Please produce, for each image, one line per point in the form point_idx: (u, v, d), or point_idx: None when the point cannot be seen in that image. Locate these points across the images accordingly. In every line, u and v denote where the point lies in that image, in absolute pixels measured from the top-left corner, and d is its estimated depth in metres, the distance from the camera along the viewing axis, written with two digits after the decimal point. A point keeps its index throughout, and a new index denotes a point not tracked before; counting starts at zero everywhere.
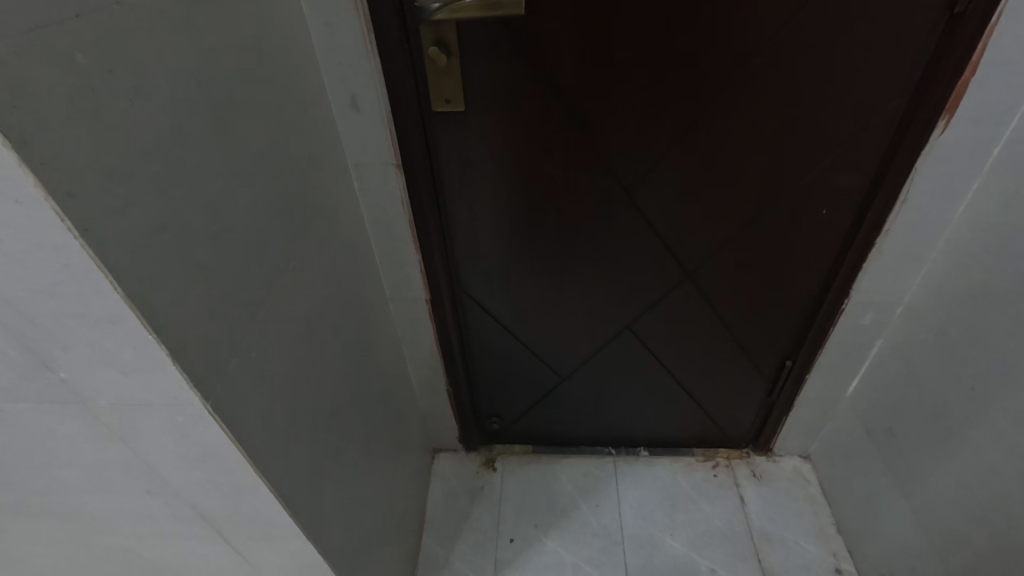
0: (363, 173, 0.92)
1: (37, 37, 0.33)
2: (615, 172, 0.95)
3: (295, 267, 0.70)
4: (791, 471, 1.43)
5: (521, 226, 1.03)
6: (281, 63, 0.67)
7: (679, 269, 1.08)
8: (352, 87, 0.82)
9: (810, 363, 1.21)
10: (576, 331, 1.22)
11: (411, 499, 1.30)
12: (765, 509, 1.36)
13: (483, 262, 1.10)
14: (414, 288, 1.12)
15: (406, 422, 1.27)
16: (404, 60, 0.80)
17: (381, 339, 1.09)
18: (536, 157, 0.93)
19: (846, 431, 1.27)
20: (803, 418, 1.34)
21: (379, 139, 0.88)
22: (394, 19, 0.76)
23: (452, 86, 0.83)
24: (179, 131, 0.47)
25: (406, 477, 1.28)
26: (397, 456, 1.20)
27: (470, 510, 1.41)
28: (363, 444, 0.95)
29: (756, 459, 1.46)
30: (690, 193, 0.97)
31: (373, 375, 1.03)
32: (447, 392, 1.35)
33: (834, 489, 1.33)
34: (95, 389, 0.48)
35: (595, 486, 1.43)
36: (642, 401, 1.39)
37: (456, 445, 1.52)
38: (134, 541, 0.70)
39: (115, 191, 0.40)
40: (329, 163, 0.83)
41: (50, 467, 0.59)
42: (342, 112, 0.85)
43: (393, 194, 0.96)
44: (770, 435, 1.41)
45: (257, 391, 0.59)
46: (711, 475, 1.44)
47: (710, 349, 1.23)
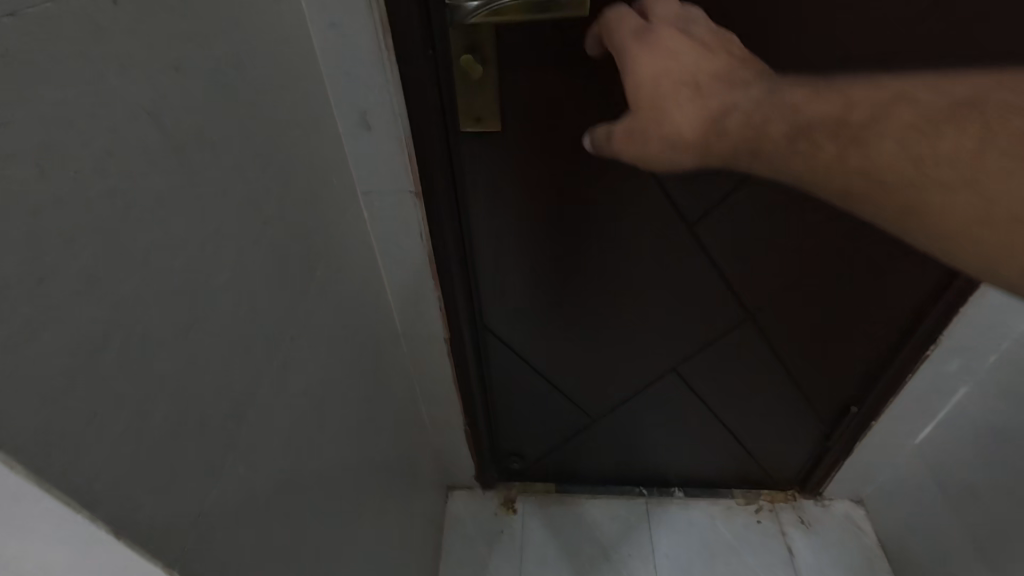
0: (375, 202, 0.78)
1: None
2: (676, 203, 0.80)
3: (297, 337, 0.55)
4: (842, 516, 1.30)
5: (559, 262, 0.89)
6: (277, 81, 0.52)
7: (740, 309, 0.94)
8: (363, 103, 0.67)
9: (878, 409, 1.08)
10: (614, 371, 1.08)
11: (424, 552, 1.17)
12: (814, 561, 1.24)
13: (513, 298, 0.96)
14: (432, 328, 0.97)
15: (419, 469, 1.13)
16: (428, 75, 0.65)
17: (394, 386, 0.95)
18: (584, 184, 0.79)
19: (914, 481, 1.15)
20: (860, 462, 1.22)
21: (395, 165, 0.73)
22: (418, 22, 0.61)
23: (485, 102, 0.69)
24: (128, 200, 0.32)
25: (419, 529, 1.14)
26: (410, 510, 1.07)
27: (490, 558, 1.28)
28: (373, 517, 0.82)
29: (803, 502, 1.33)
30: (761, 227, 0.83)
31: (385, 432, 0.89)
32: (465, 432, 1.21)
33: (893, 541, 1.21)
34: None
35: (627, 532, 1.31)
36: (681, 442, 1.26)
37: (472, 482, 1.38)
38: None
39: (7, 322, 0.25)
40: (336, 196, 0.68)
41: None
42: (350, 132, 0.70)
43: (410, 225, 0.81)
44: (820, 478, 1.28)
45: (242, 519, 0.45)
46: (754, 521, 1.31)
47: (764, 392, 1.10)
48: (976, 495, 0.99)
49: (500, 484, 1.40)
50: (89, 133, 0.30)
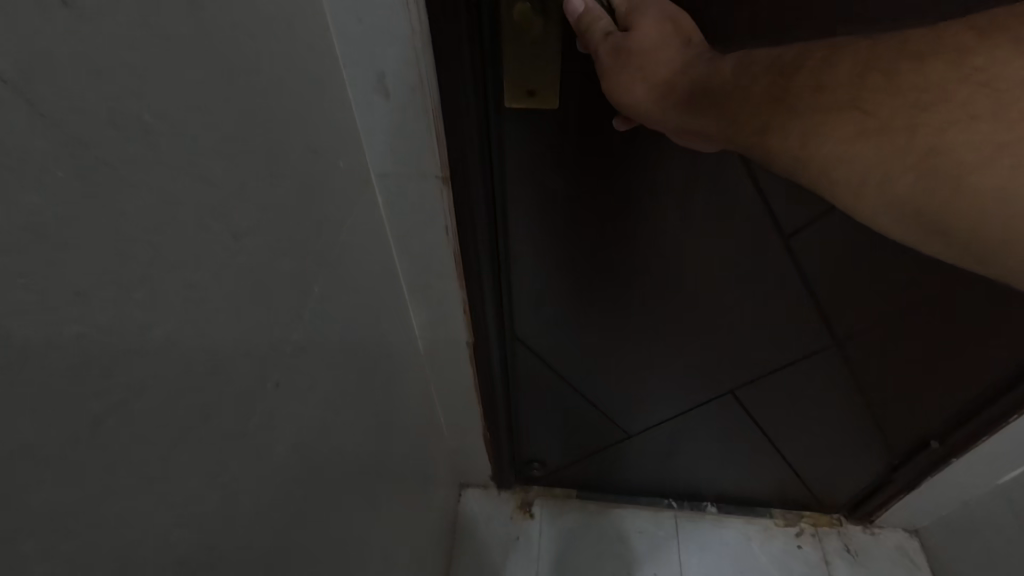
0: (392, 187, 0.62)
1: None
2: (772, 209, 0.64)
3: (283, 379, 0.42)
4: (893, 547, 1.19)
5: (613, 269, 0.74)
6: (268, 32, 0.36)
7: (822, 331, 0.79)
8: (381, 63, 0.51)
9: (964, 445, 0.94)
10: (659, 388, 0.94)
11: (434, 559, 1.09)
12: None
13: (550, 305, 0.82)
14: (453, 331, 0.84)
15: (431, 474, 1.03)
16: (469, 31, 0.48)
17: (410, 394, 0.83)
18: (655, 183, 0.63)
19: (988, 524, 1.03)
20: (925, 495, 1.09)
21: (419, 143, 0.58)
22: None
23: (539, 69, 0.53)
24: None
25: (430, 536, 1.05)
26: (422, 520, 0.98)
27: (503, 565, 1.20)
28: (377, 545, 0.72)
29: (849, 527, 1.22)
30: (873, 245, 0.66)
31: (396, 450, 0.78)
32: (483, 436, 1.10)
33: None
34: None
35: (652, 548, 1.22)
36: (724, 461, 1.13)
37: (487, 481, 1.28)
38: None
39: None
40: (343, 184, 0.53)
41: None
42: (363, 100, 0.54)
43: (433, 215, 0.66)
44: (874, 507, 1.16)
45: None
46: (794, 545, 1.21)
47: (829, 418, 0.96)
48: None
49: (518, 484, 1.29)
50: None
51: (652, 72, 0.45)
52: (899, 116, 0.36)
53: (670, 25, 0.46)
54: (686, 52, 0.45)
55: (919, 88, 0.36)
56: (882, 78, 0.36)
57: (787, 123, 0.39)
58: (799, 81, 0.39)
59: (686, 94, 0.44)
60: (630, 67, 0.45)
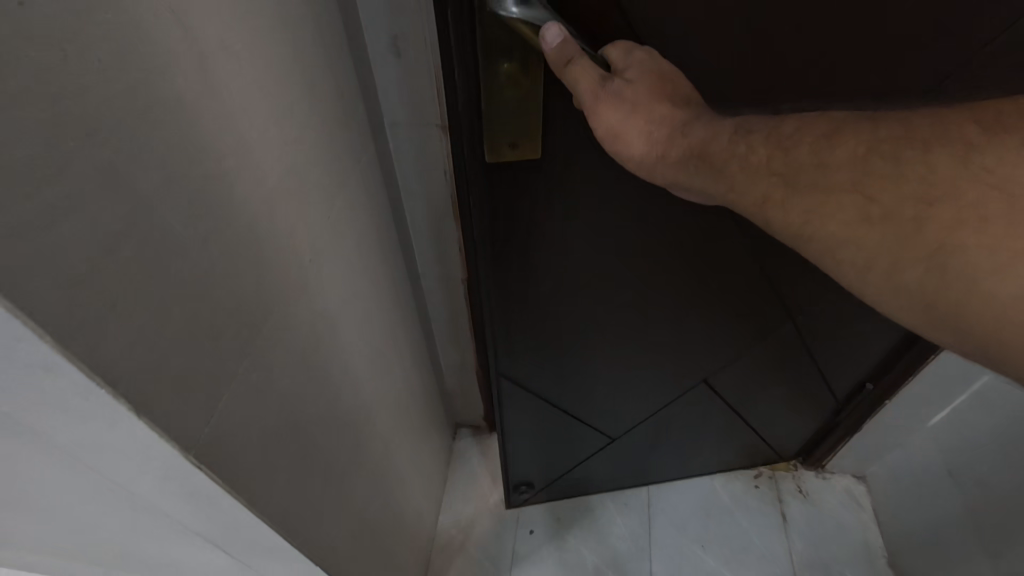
0: (400, 132, 0.82)
1: None
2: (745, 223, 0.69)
3: (272, 312, 0.51)
4: (841, 492, 1.32)
5: (605, 292, 0.76)
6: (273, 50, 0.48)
7: (788, 320, 0.87)
8: (392, 32, 0.69)
9: (893, 386, 1.10)
10: (640, 392, 1.00)
11: (432, 482, 1.22)
12: (807, 530, 1.27)
13: (542, 337, 0.82)
14: (451, 263, 1.03)
15: (425, 410, 1.14)
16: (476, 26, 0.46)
17: (388, 350, 0.89)
18: (646, 211, 0.65)
19: (916, 462, 1.15)
20: (865, 438, 1.23)
21: (421, 97, 0.77)
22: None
23: (522, 122, 0.53)
24: (100, 158, 0.32)
25: (428, 465, 1.18)
26: (415, 457, 1.09)
27: (490, 531, 1.27)
28: (366, 482, 0.81)
29: (803, 473, 1.36)
30: None
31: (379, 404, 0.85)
32: (477, 373, 1.26)
33: (889, 518, 1.23)
34: (40, 420, 0.38)
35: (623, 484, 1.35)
36: (700, 444, 1.22)
37: (479, 423, 1.41)
38: (127, 536, 0.67)
39: (50, 258, 0.30)
40: (352, 122, 0.69)
41: (18, 468, 0.52)
42: (380, 58, 0.73)
43: (433, 157, 0.85)
44: (825, 449, 1.31)
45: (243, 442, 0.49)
46: (751, 485, 1.34)
47: (789, 383, 1.06)
48: (982, 480, 0.99)
49: None
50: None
51: (653, 127, 0.46)
52: (904, 207, 0.36)
53: (665, 80, 0.47)
54: (684, 112, 0.46)
55: (923, 178, 0.36)
56: (884, 164, 0.37)
57: (788, 197, 0.40)
58: (797, 147, 0.41)
59: (685, 156, 0.45)
60: (631, 121, 0.46)
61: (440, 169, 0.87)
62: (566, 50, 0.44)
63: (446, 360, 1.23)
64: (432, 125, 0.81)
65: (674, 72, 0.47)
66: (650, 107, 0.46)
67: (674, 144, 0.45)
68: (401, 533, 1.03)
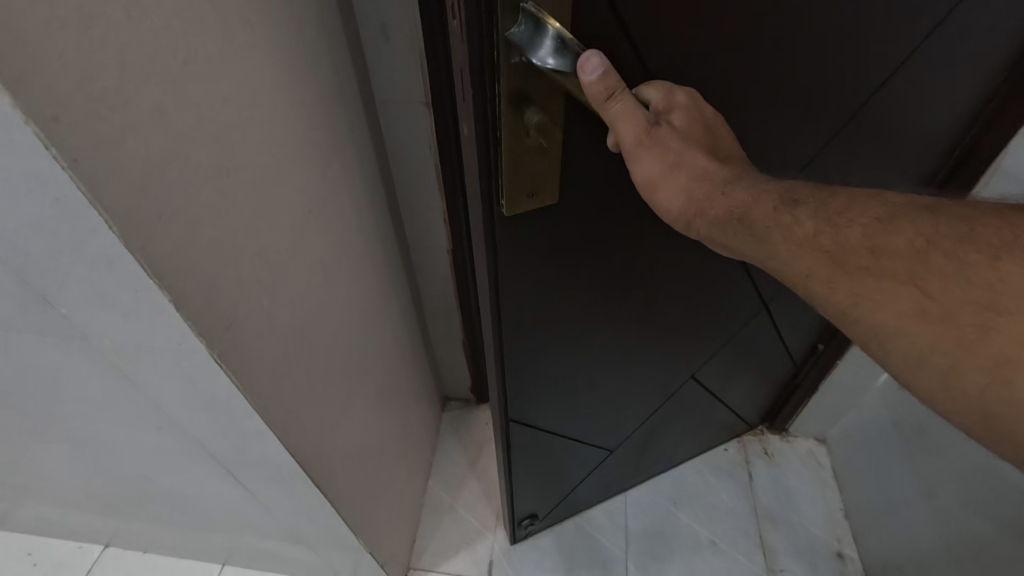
0: (391, 110, 0.85)
1: (54, 65, 0.31)
2: None
3: (273, 273, 0.56)
4: (804, 453, 1.41)
5: (605, 308, 0.78)
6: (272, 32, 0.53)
7: (755, 293, 0.95)
8: (383, 15, 0.73)
9: (842, 348, 1.18)
10: (634, 395, 1.02)
11: (422, 447, 1.28)
12: (772, 488, 1.35)
13: (547, 365, 0.82)
14: (437, 239, 1.06)
15: (416, 380, 1.19)
16: (500, 77, 0.46)
17: (381, 322, 0.93)
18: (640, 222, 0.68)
19: (869, 421, 1.25)
20: (824, 403, 1.33)
21: (408, 75, 0.80)
22: (506, 22, 0.43)
23: (545, 171, 0.54)
24: (155, 107, 0.38)
25: (419, 432, 1.24)
26: (409, 423, 1.15)
27: (478, 494, 1.33)
28: (357, 446, 0.85)
29: (769, 436, 1.44)
30: None
31: (370, 371, 0.89)
32: (464, 346, 1.31)
33: (846, 476, 1.32)
34: (91, 323, 0.45)
35: None
36: (686, 433, 1.27)
37: (468, 395, 1.48)
38: (148, 470, 0.74)
39: (129, 184, 0.37)
40: (346, 96, 0.73)
41: (59, 398, 0.59)
42: (372, 40, 0.76)
43: (420, 135, 0.88)
44: (789, 414, 1.39)
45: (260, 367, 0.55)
46: (721, 448, 1.42)
47: (756, 355, 1.14)
48: (923, 430, 1.09)
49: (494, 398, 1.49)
50: (26, 31, 0.29)
51: (693, 187, 0.49)
52: (966, 311, 0.37)
53: (706, 132, 0.51)
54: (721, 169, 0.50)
55: (994, 285, 0.36)
56: (948, 265, 0.38)
57: (838, 280, 0.42)
58: (848, 227, 0.42)
59: (722, 215, 0.48)
60: (673, 179, 0.49)
61: (427, 147, 0.90)
62: (609, 84, 0.45)
63: (437, 334, 1.29)
64: (418, 102, 0.83)
65: (711, 125, 0.51)
66: (689, 161, 0.49)
67: (714, 203, 0.49)
68: (396, 494, 1.09)
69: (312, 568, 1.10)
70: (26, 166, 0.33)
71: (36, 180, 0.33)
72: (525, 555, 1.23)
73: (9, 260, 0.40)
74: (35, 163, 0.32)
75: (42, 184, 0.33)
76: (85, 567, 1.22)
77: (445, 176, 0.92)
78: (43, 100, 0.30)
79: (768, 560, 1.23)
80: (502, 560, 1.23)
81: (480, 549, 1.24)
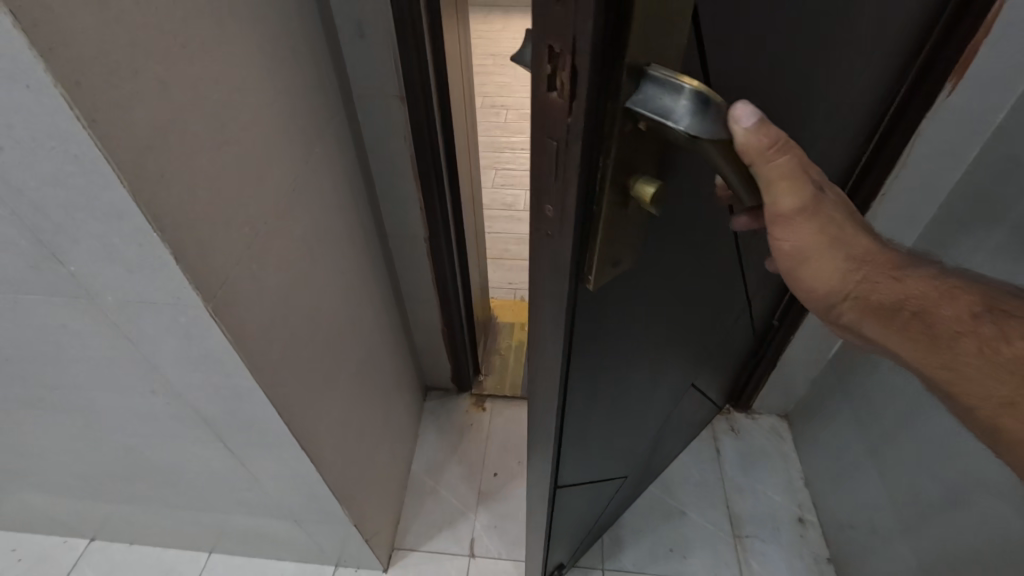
0: (367, 103, 0.91)
1: (80, 40, 0.37)
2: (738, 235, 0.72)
3: (260, 239, 0.62)
4: (768, 428, 1.50)
5: (648, 355, 0.72)
6: (257, 24, 0.59)
7: (747, 295, 0.96)
8: (358, 14, 0.80)
9: (795, 325, 1.26)
10: (651, 425, 0.98)
11: (405, 432, 1.33)
12: (738, 461, 1.43)
13: (592, 426, 0.74)
14: (414, 228, 1.12)
15: (397, 364, 1.25)
16: (609, 149, 0.37)
17: (361, 304, 0.98)
18: (685, 261, 0.63)
19: (822, 392, 1.34)
20: (782, 378, 1.42)
21: (383, 70, 0.86)
22: (626, 87, 0.34)
23: (630, 241, 0.45)
24: (158, 82, 0.44)
25: (401, 416, 1.29)
26: (390, 405, 1.20)
27: (459, 477, 1.37)
28: (341, 416, 0.90)
29: (735, 414, 1.52)
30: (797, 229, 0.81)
31: (352, 348, 0.94)
32: (443, 333, 1.37)
33: (805, 446, 1.41)
34: (98, 279, 0.51)
35: None
36: (680, 439, 1.27)
37: (448, 385, 1.54)
38: (140, 440, 0.79)
39: (136, 146, 0.43)
40: (326, 88, 0.80)
41: (59, 363, 0.64)
42: (347, 38, 0.83)
43: (395, 126, 0.94)
44: (752, 391, 1.48)
45: (250, 327, 0.60)
46: None
47: (733, 348, 1.16)
48: (866, 397, 1.16)
49: (473, 386, 1.55)
50: (56, 10, 0.35)
51: (854, 267, 0.48)
52: None
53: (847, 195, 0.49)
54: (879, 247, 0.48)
55: None
56: None
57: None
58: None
59: (893, 305, 0.47)
60: (835, 258, 0.47)
61: (402, 137, 0.96)
62: (772, 133, 0.39)
63: (416, 323, 1.35)
64: (392, 96, 0.90)
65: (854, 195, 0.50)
66: (849, 239, 0.47)
67: (882, 288, 0.47)
68: (379, 473, 1.13)
69: (298, 548, 1.14)
70: (52, 125, 0.38)
71: (60, 139, 0.39)
72: (505, 532, 1.28)
73: (27, 217, 0.45)
74: (61, 123, 0.38)
75: (64, 144, 0.39)
76: (70, 561, 1.23)
77: (419, 164, 1.00)
78: (68, 69, 0.36)
79: (734, 526, 1.31)
80: (483, 537, 1.27)
81: (462, 528, 1.29)
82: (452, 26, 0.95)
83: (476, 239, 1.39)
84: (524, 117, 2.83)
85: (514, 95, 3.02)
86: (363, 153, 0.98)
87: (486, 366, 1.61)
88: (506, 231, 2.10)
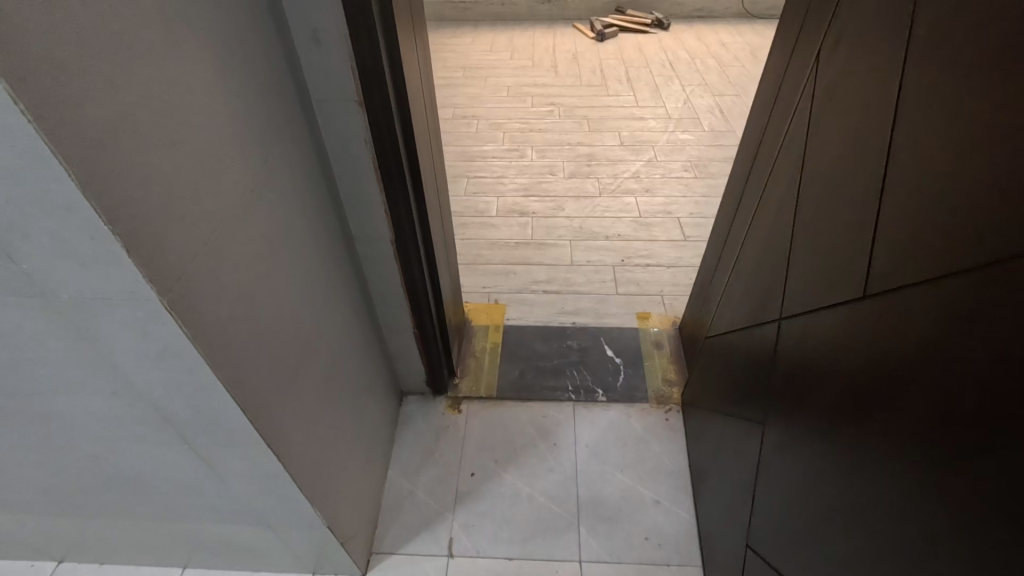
0: (327, 109, 0.93)
1: (21, 40, 0.39)
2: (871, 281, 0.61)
3: (213, 236, 0.63)
4: None
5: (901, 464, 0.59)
6: (207, 28, 0.61)
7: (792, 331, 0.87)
8: (312, 21, 0.83)
9: None
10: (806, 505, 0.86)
11: (379, 436, 1.33)
12: None
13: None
14: (378, 229, 1.13)
15: (368, 367, 1.25)
16: None
17: (326, 306, 0.99)
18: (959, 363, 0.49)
19: None
20: None
21: (342, 76, 0.89)
22: None
23: None
24: (104, 82, 0.46)
25: (374, 420, 1.29)
26: (362, 408, 1.20)
27: (435, 480, 1.38)
28: (308, 417, 0.91)
29: None
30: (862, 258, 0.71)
31: (317, 348, 0.95)
32: (416, 337, 1.38)
33: None
34: (52, 276, 0.52)
35: (553, 428, 1.48)
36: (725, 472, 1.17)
37: (424, 389, 1.55)
38: (105, 446, 0.78)
39: (84, 143, 0.44)
40: (281, 92, 0.82)
41: (17, 367, 0.64)
42: (304, 46, 0.86)
43: (354, 130, 0.96)
44: None
45: (207, 321, 0.61)
46: (663, 418, 1.49)
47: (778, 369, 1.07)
48: None
49: (449, 389, 1.57)
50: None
51: None
52: None
53: None
54: None
55: None
56: None
57: None
58: None
59: None
60: None
61: (363, 141, 0.97)
62: None
63: (388, 328, 1.36)
64: (350, 101, 0.92)
65: None
66: None
67: None
68: (353, 476, 1.13)
69: (274, 556, 1.13)
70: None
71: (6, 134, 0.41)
72: (483, 529, 1.29)
73: None
74: (8, 119, 0.40)
75: (12, 139, 0.41)
76: None
77: (381, 167, 1.02)
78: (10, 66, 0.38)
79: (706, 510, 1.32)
80: (461, 538, 1.27)
81: (440, 529, 1.29)
82: (408, 31, 0.98)
83: (445, 245, 1.42)
84: (493, 126, 2.88)
85: (484, 105, 3.07)
86: (324, 157, 0.99)
87: (460, 369, 1.62)
88: (478, 237, 2.13)
